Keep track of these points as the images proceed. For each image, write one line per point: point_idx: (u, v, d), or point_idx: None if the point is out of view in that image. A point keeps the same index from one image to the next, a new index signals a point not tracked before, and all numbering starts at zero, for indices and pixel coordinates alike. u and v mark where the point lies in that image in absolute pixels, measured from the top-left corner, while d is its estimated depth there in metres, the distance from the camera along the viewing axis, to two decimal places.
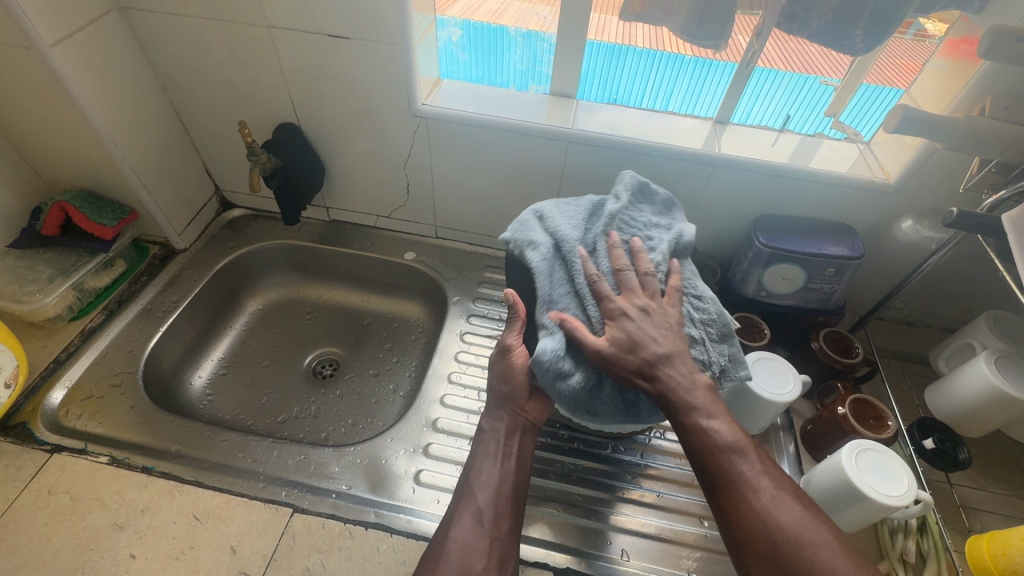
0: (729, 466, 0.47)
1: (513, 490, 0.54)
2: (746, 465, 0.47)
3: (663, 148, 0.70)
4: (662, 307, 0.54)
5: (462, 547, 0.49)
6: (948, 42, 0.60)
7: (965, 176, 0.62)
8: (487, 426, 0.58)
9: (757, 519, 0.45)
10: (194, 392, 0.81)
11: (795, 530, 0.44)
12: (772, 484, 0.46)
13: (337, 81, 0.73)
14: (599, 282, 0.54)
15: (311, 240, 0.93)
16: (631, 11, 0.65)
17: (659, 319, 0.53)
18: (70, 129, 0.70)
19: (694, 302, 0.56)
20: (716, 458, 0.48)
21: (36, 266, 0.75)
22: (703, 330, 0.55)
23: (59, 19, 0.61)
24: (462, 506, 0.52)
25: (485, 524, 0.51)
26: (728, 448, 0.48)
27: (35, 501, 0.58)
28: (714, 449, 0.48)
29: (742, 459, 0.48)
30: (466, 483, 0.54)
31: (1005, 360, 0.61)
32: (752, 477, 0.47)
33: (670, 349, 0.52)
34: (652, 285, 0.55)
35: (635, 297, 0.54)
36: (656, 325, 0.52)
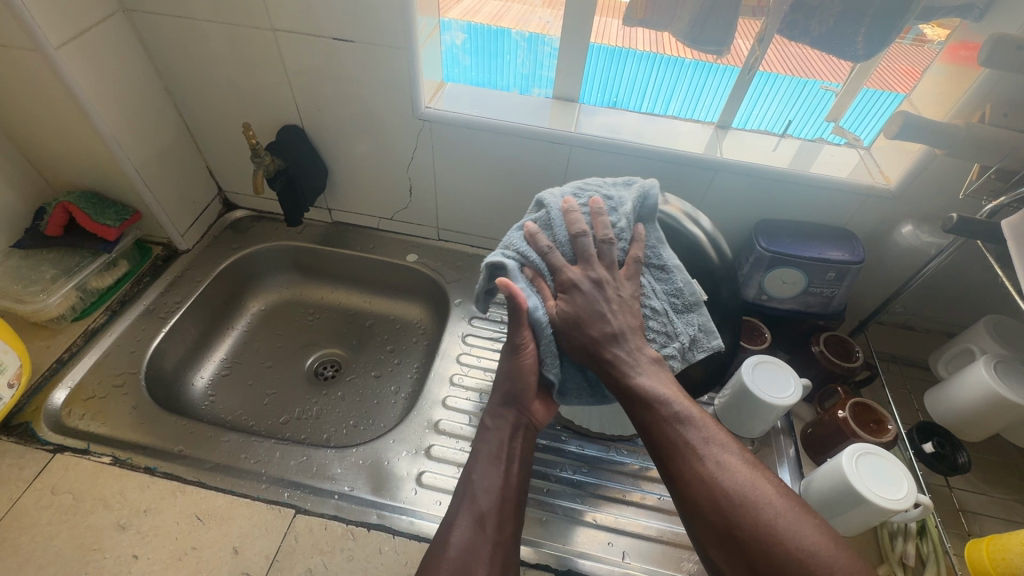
0: (675, 436, 0.47)
1: (516, 494, 0.53)
2: (692, 433, 0.47)
3: (666, 153, 0.70)
4: (614, 279, 0.54)
5: (462, 552, 0.48)
6: (948, 48, 0.61)
7: (965, 182, 0.63)
8: (491, 423, 0.57)
9: (704, 485, 0.44)
10: (196, 392, 0.81)
11: (741, 493, 0.43)
12: (718, 452, 0.46)
13: (341, 84, 0.73)
14: (550, 253, 0.54)
15: (314, 241, 0.93)
16: (634, 16, 0.64)
17: (611, 292, 0.53)
18: (74, 130, 0.70)
19: (657, 274, 0.57)
20: (664, 430, 0.48)
21: (39, 266, 0.75)
22: (666, 301, 0.56)
23: (65, 21, 0.62)
24: (462, 509, 0.51)
25: (486, 529, 0.50)
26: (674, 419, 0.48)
27: (38, 501, 0.58)
28: (661, 421, 0.48)
29: (687, 427, 0.47)
30: (467, 486, 0.53)
31: (1005, 364, 0.61)
32: (698, 444, 0.46)
33: (623, 327, 0.52)
34: (609, 254, 0.55)
35: (591, 267, 0.54)
36: (612, 297, 0.53)
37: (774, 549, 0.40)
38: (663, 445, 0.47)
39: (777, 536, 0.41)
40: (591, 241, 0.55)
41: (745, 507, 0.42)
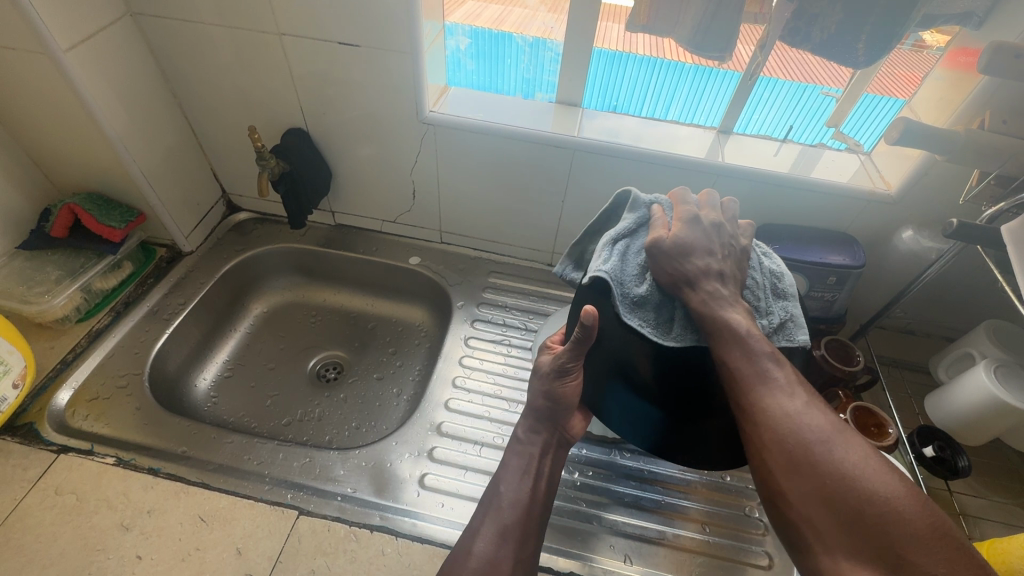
0: (761, 368, 0.45)
1: (541, 510, 0.53)
2: (779, 371, 0.45)
3: (668, 157, 0.71)
4: (728, 230, 0.54)
5: (484, 563, 0.48)
6: (948, 54, 0.62)
7: (965, 188, 0.63)
8: (524, 437, 0.58)
9: (786, 419, 0.43)
10: (198, 394, 0.81)
11: (827, 434, 0.42)
12: (802, 396, 0.44)
13: (346, 87, 0.73)
14: (681, 196, 0.55)
15: (317, 244, 0.94)
16: (636, 22, 0.65)
17: (727, 245, 0.53)
18: (81, 132, 0.71)
19: (766, 261, 0.56)
20: (751, 363, 0.45)
21: (44, 268, 0.75)
22: (767, 281, 0.54)
23: (73, 24, 0.62)
24: (488, 519, 0.52)
25: (509, 543, 0.50)
26: (763, 356, 0.46)
27: (42, 501, 0.58)
28: (748, 350, 0.46)
29: (775, 364, 0.45)
30: (494, 496, 0.54)
31: (1004, 369, 0.62)
32: (784, 384, 0.44)
33: (723, 268, 0.50)
34: (733, 220, 0.55)
35: (713, 218, 0.54)
36: (723, 248, 0.52)
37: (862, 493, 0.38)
38: (742, 379, 0.45)
39: (862, 477, 0.39)
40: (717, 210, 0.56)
41: (831, 450, 0.41)
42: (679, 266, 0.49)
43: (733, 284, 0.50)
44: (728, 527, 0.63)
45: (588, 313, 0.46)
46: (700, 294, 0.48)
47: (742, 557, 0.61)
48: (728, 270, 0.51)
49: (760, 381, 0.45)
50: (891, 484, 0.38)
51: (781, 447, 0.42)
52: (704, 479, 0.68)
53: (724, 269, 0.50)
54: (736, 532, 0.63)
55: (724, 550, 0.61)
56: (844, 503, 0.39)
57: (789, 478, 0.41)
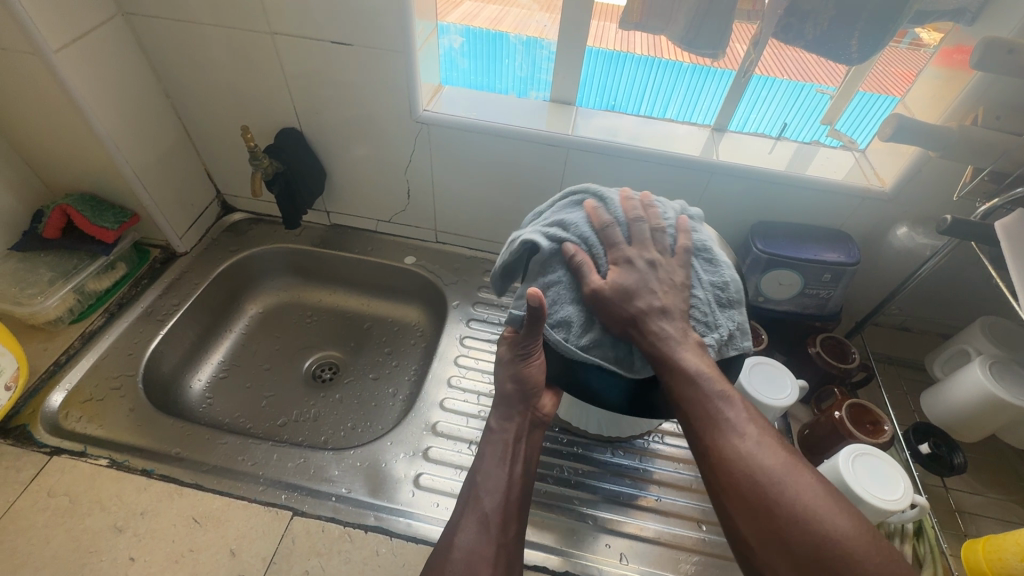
0: (714, 411, 0.48)
1: (519, 496, 0.53)
2: (732, 412, 0.48)
3: (663, 155, 0.70)
4: (665, 266, 0.53)
5: (467, 553, 0.48)
6: (942, 51, 0.62)
7: (959, 185, 0.64)
8: (497, 426, 0.58)
9: (741, 462, 0.45)
10: (193, 395, 0.81)
11: (778, 473, 0.44)
12: (755, 433, 0.47)
13: (339, 87, 0.73)
14: (608, 227, 0.54)
15: (312, 244, 0.93)
16: (629, 19, 0.65)
17: (664, 275, 0.53)
18: (73, 133, 0.70)
19: (706, 266, 0.54)
20: (705, 405, 0.48)
21: (36, 269, 0.75)
22: (710, 293, 0.53)
23: (63, 24, 0.62)
24: (468, 510, 0.52)
25: (491, 531, 0.50)
26: (715, 396, 0.48)
27: (34, 504, 0.58)
28: (703, 394, 0.48)
29: (728, 406, 0.48)
30: (472, 488, 0.54)
31: (999, 365, 0.62)
32: (738, 423, 0.47)
33: (667, 304, 0.51)
34: (662, 242, 0.55)
35: (646, 250, 0.54)
36: (663, 281, 0.52)
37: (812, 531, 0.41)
38: (700, 420, 0.48)
39: (812, 515, 0.41)
40: (646, 227, 0.55)
41: (783, 484, 0.43)
42: (627, 304, 0.50)
43: (679, 317, 0.52)
44: None
45: (530, 296, 0.46)
46: (649, 328, 0.50)
47: None
48: (672, 304, 0.52)
49: (714, 422, 0.48)
50: (838, 521, 0.41)
51: (737, 489, 0.44)
52: (700, 477, 0.68)
53: (666, 304, 0.51)
54: None
55: (720, 549, 0.61)
56: (798, 548, 0.41)
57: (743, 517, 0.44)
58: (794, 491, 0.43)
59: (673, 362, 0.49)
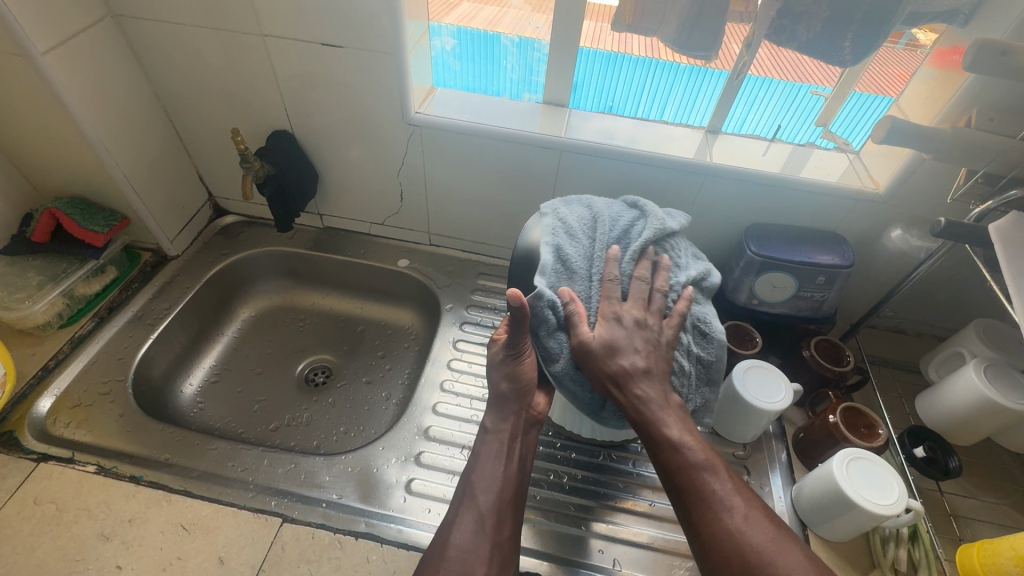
0: (701, 485, 0.48)
1: (514, 493, 0.53)
2: (719, 483, 0.48)
3: (656, 157, 0.70)
4: (655, 326, 0.54)
5: (461, 553, 0.48)
6: (936, 52, 0.61)
7: (953, 186, 0.63)
8: (492, 426, 0.57)
9: (731, 540, 0.44)
10: (184, 399, 0.80)
11: (768, 550, 0.43)
12: (741, 506, 0.46)
13: (331, 89, 0.73)
14: (612, 280, 0.55)
15: (305, 247, 0.93)
16: (622, 21, 0.64)
17: (653, 336, 0.54)
18: (61, 136, 0.70)
19: (700, 340, 0.55)
20: (690, 475, 0.48)
21: (25, 273, 0.74)
22: (695, 366, 0.55)
23: (51, 26, 0.61)
24: (463, 509, 0.52)
25: (486, 530, 0.50)
26: (700, 467, 0.49)
27: (20, 511, 0.57)
28: (687, 466, 0.49)
29: (714, 477, 0.48)
30: (467, 486, 0.53)
31: (994, 368, 0.61)
32: (725, 496, 0.47)
33: (648, 365, 0.53)
34: (659, 302, 0.55)
35: (636, 308, 0.54)
36: (645, 339, 0.53)
37: None
38: (687, 496, 0.48)
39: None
40: (647, 287, 0.56)
41: (773, 562, 0.43)
42: (609, 360, 0.52)
43: (659, 378, 0.53)
44: None
45: (512, 297, 0.48)
46: (632, 393, 0.52)
47: None
48: (653, 364, 0.53)
49: (703, 493, 0.47)
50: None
51: (728, 567, 0.44)
52: None
53: (648, 364, 0.53)
54: None
55: None
56: None
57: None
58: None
59: (654, 428, 0.50)
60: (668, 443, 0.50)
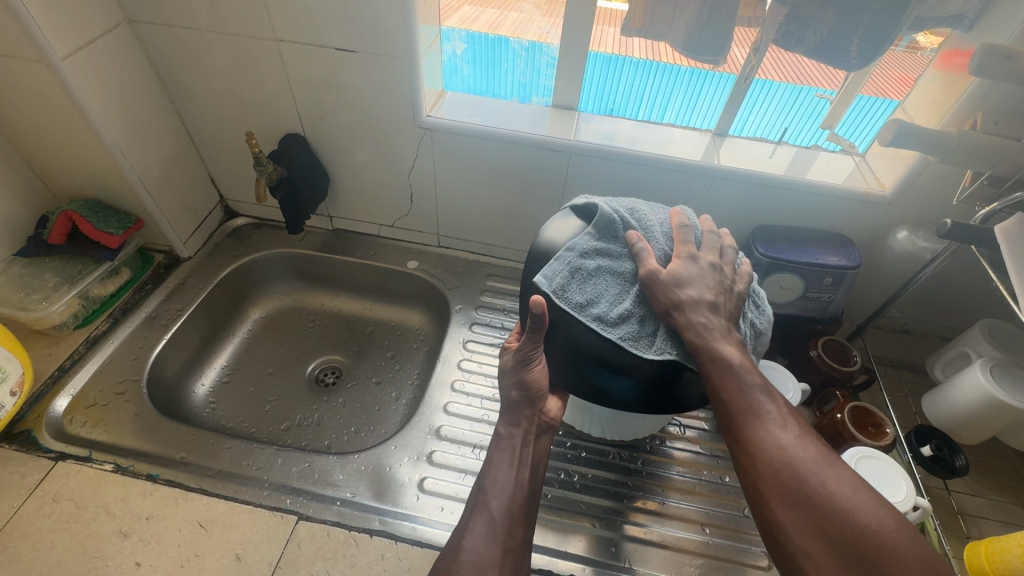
0: (751, 402, 0.47)
1: (526, 501, 0.54)
2: (772, 405, 0.47)
3: (665, 160, 0.71)
4: (728, 273, 0.55)
5: (475, 556, 0.48)
6: (941, 55, 0.62)
7: (958, 189, 0.64)
8: (504, 432, 0.58)
9: (782, 451, 0.44)
10: (197, 399, 0.81)
11: (817, 465, 0.43)
12: (795, 427, 0.46)
13: (343, 93, 0.74)
14: (686, 227, 0.56)
15: (315, 248, 0.94)
16: (631, 26, 0.65)
17: (726, 283, 0.55)
18: (78, 139, 0.71)
19: (755, 307, 0.57)
20: (744, 396, 0.48)
21: (41, 274, 0.75)
22: (751, 328, 0.55)
23: (70, 31, 0.62)
24: (476, 513, 0.52)
25: (498, 536, 0.50)
26: (755, 389, 0.48)
27: (40, 509, 0.58)
28: (741, 382, 0.48)
29: (767, 398, 0.48)
30: (481, 492, 0.54)
31: (999, 368, 0.62)
32: (777, 416, 0.47)
33: (715, 301, 0.52)
34: (730, 259, 0.57)
35: (711, 256, 0.56)
36: (717, 283, 0.53)
37: (853, 519, 0.40)
38: (736, 415, 0.47)
39: (851, 506, 0.41)
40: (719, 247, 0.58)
41: (823, 476, 0.42)
42: (677, 290, 0.50)
43: (724, 313, 0.52)
44: (728, 528, 0.64)
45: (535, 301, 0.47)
46: (689, 318, 0.50)
47: (742, 559, 0.61)
48: (721, 303, 0.52)
49: (754, 415, 0.47)
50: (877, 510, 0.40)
51: (772, 475, 0.44)
52: (703, 480, 0.68)
53: (716, 301, 0.52)
54: (736, 534, 0.63)
55: (724, 551, 0.61)
56: (839, 534, 0.40)
57: (774, 498, 0.43)
58: (837, 486, 0.42)
59: (710, 352, 0.49)
60: (725, 363, 0.48)
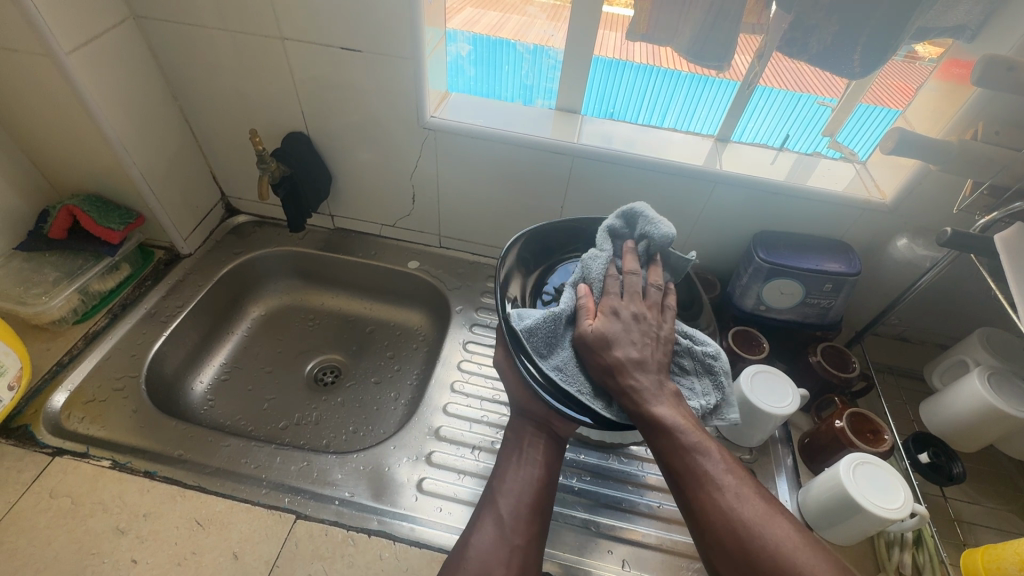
0: (692, 465, 0.46)
1: (535, 499, 0.55)
2: (710, 463, 0.46)
3: (667, 164, 0.71)
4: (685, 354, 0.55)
5: (480, 553, 0.51)
6: (942, 66, 0.63)
7: (959, 198, 0.65)
8: (510, 434, 0.61)
9: (722, 515, 0.44)
10: (195, 397, 0.81)
11: (755, 523, 0.43)
12: (738, 484, 0.45)
13: (348, 92, 0.74)
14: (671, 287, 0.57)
15: (316, 247, 0.94)
16: (635, 31, 0.65)
17: (648, 328, 0.52)
18: (81, 134, 0.71)
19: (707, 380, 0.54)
20: (682, 459, 0.46)
21: (41, 269, 0.75)
22: (698, 364, 0.55)
23: (76, 27, 0.62)
24: (485, 513, 0.54)
25: (506, 535, 0.52)
26: (691, 449, 0.46)
27: (36, 504, 0.58)
28: (676, 449, 0.47)
29: (706, 458, 0.46)
30: (491, 493, 0.56)
31: (998, 376, 0.62)
32: (716, 476, 0.45)
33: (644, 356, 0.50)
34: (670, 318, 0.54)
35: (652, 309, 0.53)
36: (643, 333, 0.51)
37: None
38: (680, 476, 0.46)
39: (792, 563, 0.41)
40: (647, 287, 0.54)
41: (762, 533, 0.42)
42: (605, 353, 0.50)
43: (656, 369, 0.50)
44: None
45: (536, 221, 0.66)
46: (626, 386, 0.49)
47: None
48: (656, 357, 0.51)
49: (694, 476, 0.46)
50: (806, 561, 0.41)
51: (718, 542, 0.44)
52: None
53: (644, 356, 0.50)
54: None
55: None
56: None
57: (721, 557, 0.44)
58: (773, 546, 0.42)
59: (648, 418, 0.48)
60: (664, 427, 0.47)
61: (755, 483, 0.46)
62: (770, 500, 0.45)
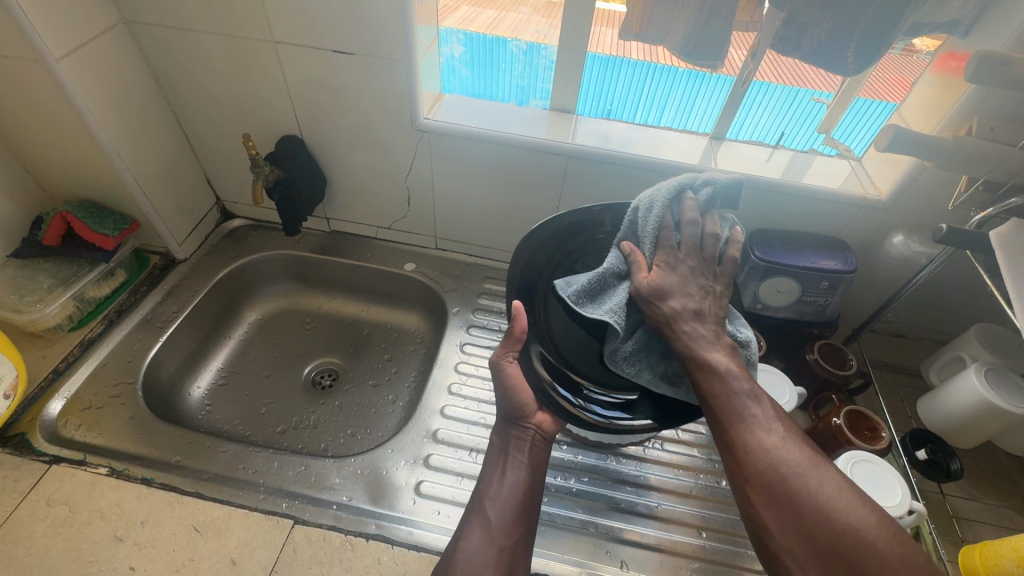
0: (739, 408, 0.45)
1: (524, 500, 0.56)
2: (759, 408, 0.45)
3: (661, 164, 0.71)
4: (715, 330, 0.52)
5: (471, 556, 0.51)
6: (939, 58, 0.63)
7: (954, 194, 0.64)
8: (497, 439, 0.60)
9: (766, 455, 0.42)
10: (192, 402, 0.81)
11: (802, 466, 0.42)
12: (780, 428, 0.44)
13: (340, 94, 0.73)
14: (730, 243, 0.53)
15: (312, 250, 0.94)
16: (629, 29, 0.65)
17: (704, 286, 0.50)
18: (73, 140, 0.70)
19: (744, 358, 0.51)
20: (729, 401, 0.45)
21: (36, 276, 0.75)
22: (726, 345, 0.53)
23: (65, 33, 0.62)
24: (473, 516, 0.54)
25: (495, 536, 0.52)
26: (741, 392, 0.45)
27: (33, 513, 0.58)
28: (719, 390, 0.45)
29: (756, 403, 0.45)
30: (479, 496, 0.56)
31: (995, 372, 0.62)
32: (763, 420, 0.44)
33: (701, 309, 0.49)
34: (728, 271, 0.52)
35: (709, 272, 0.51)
36: (700, 287, 0.50)
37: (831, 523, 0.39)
38: (722, 418, 0.45)
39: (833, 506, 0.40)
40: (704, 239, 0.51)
41: (805, 477, 0.41)
42: (660, 305, 0.48)
43: (711, 320, 0.49)
44: (725, 531, 0.64)
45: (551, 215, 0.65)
46: (680, 334, 0.47)
47: (736, 561, 0.61)
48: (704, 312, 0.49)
49: (739, 417, 0.44)
50: (838, 499, 0.40)
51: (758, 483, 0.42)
52: (699, 483, 0.68)
53: (701, 308, 0.49)
54: (730, 536, 0.63)
55: (720, 555, 0.62)
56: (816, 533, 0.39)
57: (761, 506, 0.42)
58: (818, 489, 0.41)
59: (700, 360, 0.46)
60: (716, 371, 0.46)
61: (801, 435, 0.44)
62: (810, 451, 0.43)
